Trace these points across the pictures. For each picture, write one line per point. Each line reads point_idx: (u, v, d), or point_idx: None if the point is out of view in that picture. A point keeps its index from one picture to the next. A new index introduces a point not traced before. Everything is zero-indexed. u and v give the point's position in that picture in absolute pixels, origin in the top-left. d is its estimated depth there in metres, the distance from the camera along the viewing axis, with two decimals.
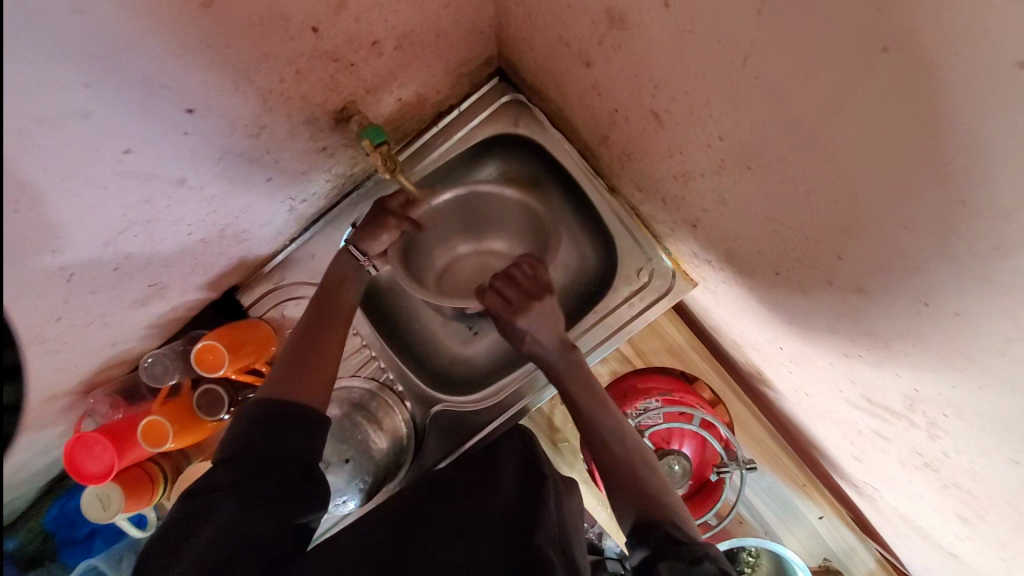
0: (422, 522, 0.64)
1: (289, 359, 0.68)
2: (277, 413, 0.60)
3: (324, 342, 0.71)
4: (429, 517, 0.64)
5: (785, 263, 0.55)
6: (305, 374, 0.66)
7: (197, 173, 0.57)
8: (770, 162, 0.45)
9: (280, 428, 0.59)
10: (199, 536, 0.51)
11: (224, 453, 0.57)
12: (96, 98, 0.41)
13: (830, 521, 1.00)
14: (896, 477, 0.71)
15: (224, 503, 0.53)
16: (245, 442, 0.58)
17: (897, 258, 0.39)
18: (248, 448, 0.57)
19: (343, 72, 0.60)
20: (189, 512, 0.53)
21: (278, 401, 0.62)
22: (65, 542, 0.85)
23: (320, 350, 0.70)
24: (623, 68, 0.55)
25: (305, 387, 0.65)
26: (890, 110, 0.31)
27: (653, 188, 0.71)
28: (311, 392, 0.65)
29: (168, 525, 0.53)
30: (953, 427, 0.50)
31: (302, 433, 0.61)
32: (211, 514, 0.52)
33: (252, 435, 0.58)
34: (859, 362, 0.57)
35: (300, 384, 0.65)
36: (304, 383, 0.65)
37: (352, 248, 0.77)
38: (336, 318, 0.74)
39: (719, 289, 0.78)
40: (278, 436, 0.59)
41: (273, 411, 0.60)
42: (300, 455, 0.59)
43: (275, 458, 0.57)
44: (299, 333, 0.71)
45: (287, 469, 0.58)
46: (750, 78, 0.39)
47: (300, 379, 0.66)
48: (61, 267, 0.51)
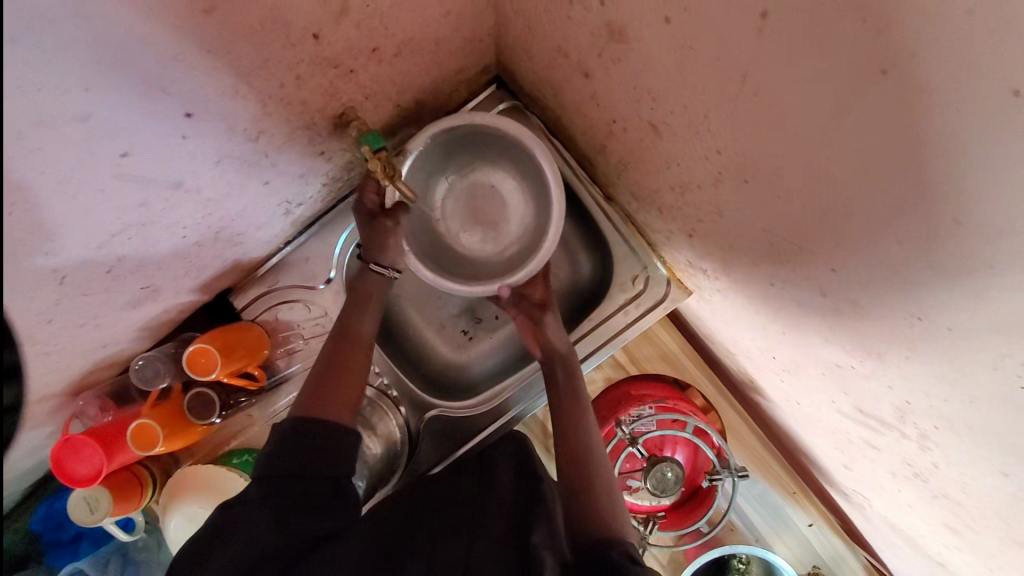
0: (420, 530, 0.64)
1: (317, 378, 0.70)
2: (310, 431, 0.61)
3: (350, 362, 0.73)
4: (435, 521, 0.65)
5: (781, 274, 0.55)
6: (332, 394, 0.68)
7: (195, 176, 0.57)
8: (767, 176, 0.45)
9: (306, 446, 0.60)
10: (234, 550, 0.52)
11: (258, 467, 0.59)
12: (96, 101, 0.41)
13: (819, 528, 1.01)
14: (885, 486, 0.72)
15: (257, 520, 0.54)
16: (273, 460, 0.59)
17: (891, 273, 0.39)
18: (280, 464, 0.58)
19: (343, 78, 0.60)
20: (224, 527, 0.54)
21: (311, 420, 0.63)
22: (50, 544, 0.84)
23: (346, 370, 0.72)
24: (622, 79, 0.55)
25: (331, 406, 0.67)
26: (887, 129, 0.32)
27: (650, 197, 0.72)
28: (337, 410, 0.67)
29: (205, 535, 0.55)
30: (944, 439, 0.51)
31: (328, 450, 0.61)
32: (244, 531, 0.53)
33: (280, 454, 0.59)
34: (852, 373, 0.57)
35: (328, 403, 0.67)
36: (332, 403, 0.67)
37: (374, 265, 0.78)
38: (359, 339, 0.76)
39: (714, 297, 0.79)
40: (309, 452, 0.60)
41: (300, 431, 0.61)
42: (329, 470, 0.60)
43: (306, 475, 0.59)
44: (326, 355, 0.74)
45: (313, 486, 0.58)
46: (749, 94, 0.40)
47: (329, 398, 0.67)
48: (54, 269, 0.51)
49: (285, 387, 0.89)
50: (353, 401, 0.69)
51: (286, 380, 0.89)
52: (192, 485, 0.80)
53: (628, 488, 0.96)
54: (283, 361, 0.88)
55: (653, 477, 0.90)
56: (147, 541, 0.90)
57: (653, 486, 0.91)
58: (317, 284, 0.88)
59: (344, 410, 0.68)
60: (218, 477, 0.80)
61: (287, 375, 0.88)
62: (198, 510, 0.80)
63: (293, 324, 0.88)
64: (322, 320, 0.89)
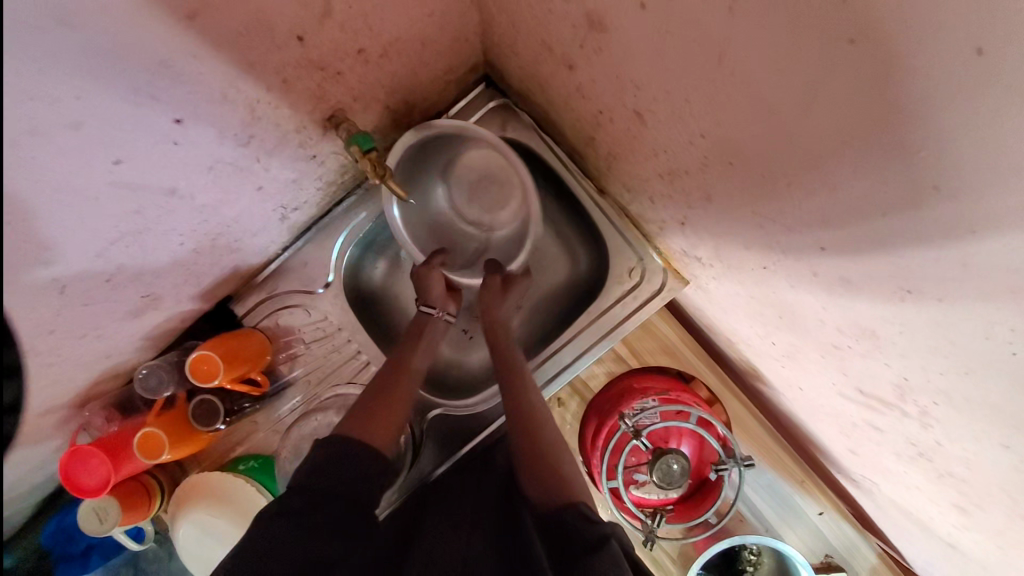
0: (418, 533, 0.64)
1: (360, 407, 0.71)
2: (341, 453, 0.61)
3: (394, 394, 0.73)
4: (426, 527, 0.65)
5: (771, 257, 0.55)
6: (376, 420, 0.69)
7: (188, 182, 0.58)
8: (750, 156, 0.45)
9: (342, 468, 0.60)
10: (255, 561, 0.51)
11: (293, 484, 0.58)
12: (85, 109, 0.42)
13: (830, 517, 1.00)
14: (891, 468, 0.71)
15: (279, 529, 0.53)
16: (313, 477, 0.58)
17: (877, 245, 0.39)
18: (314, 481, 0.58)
19: (330, 81, 0.61)
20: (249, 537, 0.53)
21: (350, 440, 0.63)
22: (61, 559, 0.83)
23: (385, 398, 0.72)
24: (605, 69, 0.56)
25: (375, 430, 0.67)
26: (861, 99, 0.32)
27: (641, 187, 0.72)
28: (380, 435, 0.67)
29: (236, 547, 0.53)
30: (945, 415, 0.50)
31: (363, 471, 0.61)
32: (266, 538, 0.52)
33: (318, 471, 0.59)
34: (849, 352, 0.57)
35: (369, 426, 0.67)
36: (372, 427, 0.67)
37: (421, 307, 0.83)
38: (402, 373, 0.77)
39: (710, 285, 0.79)
40: (346, 474, 0.60)
41: (332, 449, 0.61)
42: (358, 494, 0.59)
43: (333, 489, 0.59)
44: (368, 389, 0.74)
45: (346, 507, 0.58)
46: (725, 73, 0.40)
47: (372, 422, 0.68)
48: (53, 279, 0.51)
49: (287, 392, 0.90)
50: (393, 429, 0.70)
51: (290, 384, 0.90)
52: (201, 493, 0.81)
53: (635, 482, 0.95)
54: (285, 366, 0.89)
55: (658, 469, 0.90)
56: (156, 552, 0.93)
57: (659, 479, 0.90)
58: (317, 288, 0.89)
59: (387, 439, 0.68)
60: (226, 485, 0.81)
61: (291, 379, 0.90)
62: (207, 517, 0.80)
63: (295, 329, 0.89)
64: (323, 325, 0.90)
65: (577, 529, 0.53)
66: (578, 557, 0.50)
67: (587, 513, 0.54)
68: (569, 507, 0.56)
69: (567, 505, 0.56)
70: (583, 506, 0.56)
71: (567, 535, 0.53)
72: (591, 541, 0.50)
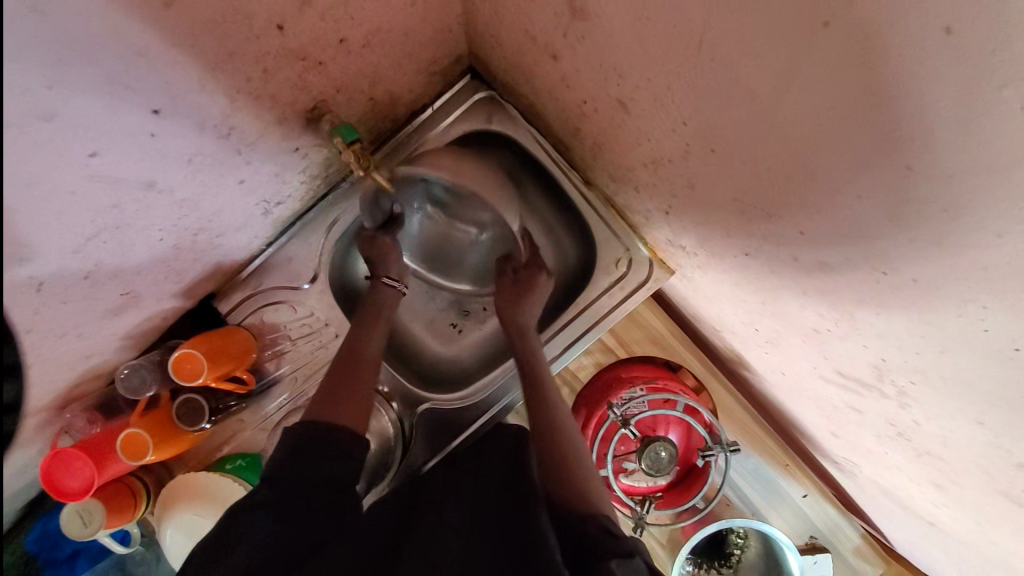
0: (414, 521, 0.63)
1: (326, 387, 0.71)
2: (318, 437, 0.62)
3: (362, 378, 0.74)
4: (421, 515, 0.64)
5: (754, 244, 0.56)
6: (343, 401, 0.69)
7: (167, 175, 0.57)
8: (732, 143, 0.46)
9: (313, 452, 0.61)
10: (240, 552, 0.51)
11: (270, 473, 0.59)
12: (59, 99, 0.41)
13: (814, 499, 1.03)
14: (871, 449, 0.74)
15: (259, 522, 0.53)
16: (286, 464, 0.59)
17: (855, 228, 0.40)
18: (289, 468, 0.59)
19: (311, 71, 0.60)
20: (230, 531, 0.53)
21: (316, 424, 0.64)
22: (47, 564, 0.83)
23: (355, 384, 0.73)
24: (588, 58, 0.56)
25: (339, 413, 0.68)
26: (836, 82, 0.32)
27: (626, 176, 0.73)
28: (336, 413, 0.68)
29: (216, 536, 0.53)
30: (921, 394, 0.52)
31: (336, 454, 0.62)
32: (250, 533, 0.52)
33: (292, 457, 0.60)
34: (829, 336, 0.58)
35: (338, 411, 0.68)
36: (332, 406, 0.68)
37: (386, 278, 0.83)
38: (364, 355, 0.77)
39: (695, 274, 0.80)
40: (319, 457, 0.61)
41: (310, 437, 0.62)
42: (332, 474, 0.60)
43: (331, 482, 0.60)
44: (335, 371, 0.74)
45: (324, 492, 0.59)
46: (705, 60, 0.41)
47: (339, 406, 0.68)
48: (29, 278, 0.50)
49: (275, 389, 0.89)
50: (360, 411, 0.70)
51: (277, 382, 0.89)
52: (187, 494, 0.80)
53: (624, 471, 0.97)
54: (272, 363, 0.89)
55: (646, 457, 0.93)
56: (144, 554, 0.90)
57: (647, 466, 0.93)
58: (302, 284, 0.88)
59: (353, 420, 0.68)
60: (215, 483, 0.80)
61: (277, 377, 0.89)
62: (194, 517, 0.79)
63: (280, 325, 0.88)
64: (309, 321, 0.89)
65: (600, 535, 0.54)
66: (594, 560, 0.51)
67: (610, 526, 0.56)
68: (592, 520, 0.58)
69: (588, 516, 0.58)
70: (605, 520, 0.58)
71: (590, 541, 0.54)
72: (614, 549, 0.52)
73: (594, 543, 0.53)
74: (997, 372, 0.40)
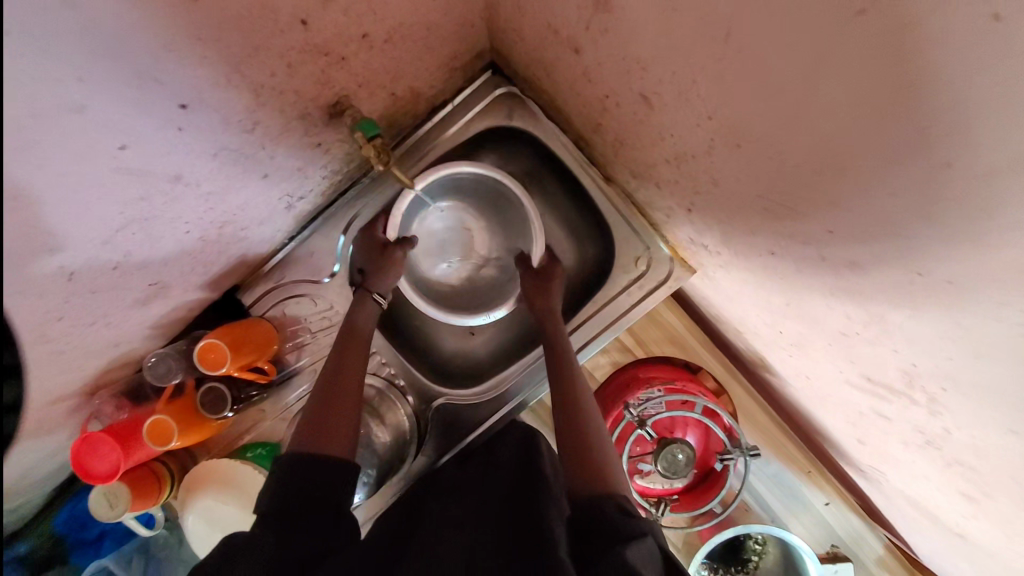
0: (418, 542, 0.62)
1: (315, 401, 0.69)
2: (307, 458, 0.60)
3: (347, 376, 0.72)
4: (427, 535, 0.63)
5: (781, 243, 0.55)
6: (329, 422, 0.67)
7: (193, 169, 0.58)
8: (760, 138, 0.45)
9: (301, 474, 0.58)
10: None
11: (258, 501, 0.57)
12: (89, 92, 0.42)
13: (837, 507, 1.00)
14: (898, 457, 0.71)
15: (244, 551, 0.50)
16: (275, 489, 0.57)
17: (889, 226, 0.39)
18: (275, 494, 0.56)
19: (335, 66, 0.61)
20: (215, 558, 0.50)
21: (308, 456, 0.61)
22: (76, 544, 0.87)
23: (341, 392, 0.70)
24: (611, 51, 0.55)
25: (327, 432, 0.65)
26: (871, 74, 0.31)
27: (647, 173, 0.71)
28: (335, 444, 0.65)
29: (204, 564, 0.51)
30: (953, 401, 0.50)
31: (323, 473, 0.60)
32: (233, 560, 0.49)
33: (283, 482, 0.57)
34: (858, 340, 0.56)
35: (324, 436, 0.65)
36: (328, 429, 0.66)
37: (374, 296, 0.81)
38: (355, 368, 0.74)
39: (717, 274, 0.79)
40: (307, 477, 0.58)
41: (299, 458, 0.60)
42: (322, 498, 0.58)
43: (318, 501, 0.57)
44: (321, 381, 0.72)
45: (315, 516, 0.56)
46: (733, 52, 0.40)
47: (325, 429, 0.65)
48: (60, 267, 0.52)
49: (294, 381, 0.90)
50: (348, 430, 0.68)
51: (296, 374, 0.90)
52: (209, 479, 0.82)
53: (639, 472, 0.96)
54: (292, 355, 0.90)
55: (662, 458, 0.91)
56: (167, 538, 0.94)
57: (663, 468, 0.92)
58: (322, 278, 0.89)
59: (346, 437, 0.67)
60: (234, 471, 0.82)
61: (297, 368, 0.90)
62: (216, 503, 0.82)
63: (301, 318, 0.89)
64: (328, 315, 0.90)
65: (618, 520, 0.53)
66: (611, 547, 0.50)
67: (625, 506, 0.55)
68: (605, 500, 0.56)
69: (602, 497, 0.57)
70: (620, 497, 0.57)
71: (608, 526, 0.53)
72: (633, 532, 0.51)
73: (612, 527, 0.53)
74: None
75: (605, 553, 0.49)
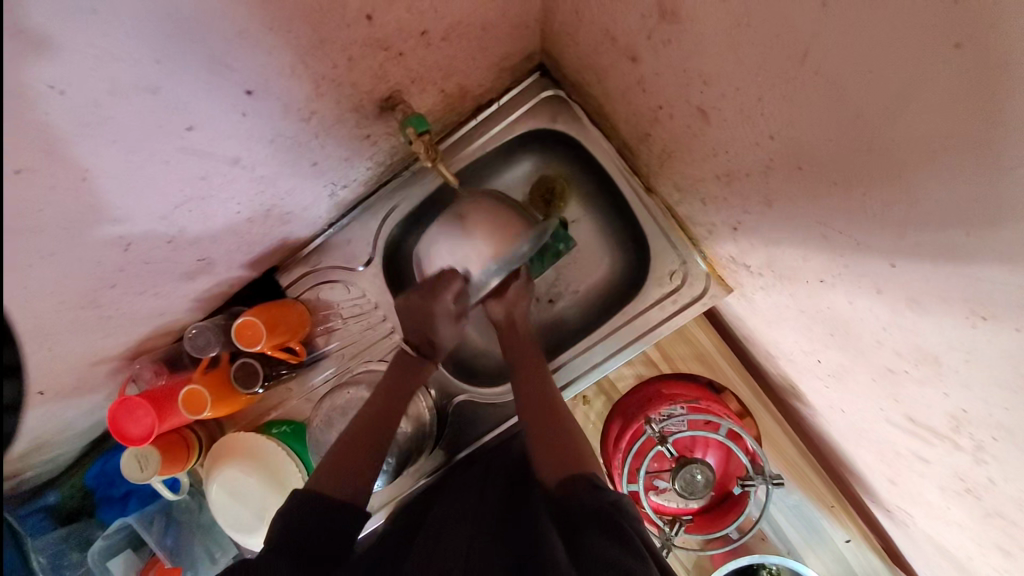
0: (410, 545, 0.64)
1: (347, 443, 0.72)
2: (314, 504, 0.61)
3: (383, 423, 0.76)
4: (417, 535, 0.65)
5: (832, 270, 0.53)
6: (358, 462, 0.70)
7: (250, 153, 0.60)
8: (825, 163, 0.43)
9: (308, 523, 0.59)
10: None
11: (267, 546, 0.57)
12: (163, 74, 0.43)
13: (857, 545, 0.97)
14: (932, 502, 0.68)
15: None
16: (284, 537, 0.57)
17: (959, 265, 0.37)
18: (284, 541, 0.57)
19: (392, 61, 0.61)
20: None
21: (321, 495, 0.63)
22: (103, 499, 0.93)
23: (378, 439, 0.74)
24: (672, 62, 0.54)
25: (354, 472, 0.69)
26: (961, 108, 0.29)
27: (693, 187, 0.70)
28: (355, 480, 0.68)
29: None
30: (1002, 451, 0.47)
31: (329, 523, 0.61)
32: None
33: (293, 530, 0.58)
34: (904, 378, 0.54)
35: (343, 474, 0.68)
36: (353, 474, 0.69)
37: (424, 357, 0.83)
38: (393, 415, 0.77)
39: (755, 295, 0.77)
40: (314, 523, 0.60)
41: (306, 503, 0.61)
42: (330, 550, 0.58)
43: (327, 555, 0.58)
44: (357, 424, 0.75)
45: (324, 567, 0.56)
46: (808, 73, 0.38)
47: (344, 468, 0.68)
48: (120, 236, 0.55)
49: (323, 363, 0.92)
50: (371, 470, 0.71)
51: (326, 356, 0.92)
52: (236, 452, 0.85)
53: (655, 488, 0.94)
54: (322, 338, 0.92)
55: (680, 478, 0.88)
56: (189, 502, 0.98)
57: (680, 488, 0.88)
58: (357, 265, 0.91)
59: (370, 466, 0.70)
60: (260, 447, 0.85)
61: (326, 352, 0.92)
62: (240, 475, 0.84)
63: (334, 304, 0.91)
64: (361, 302, 0.92)
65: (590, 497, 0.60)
66: (587, 520, 0.57)
67: (594, 481, 0.63)
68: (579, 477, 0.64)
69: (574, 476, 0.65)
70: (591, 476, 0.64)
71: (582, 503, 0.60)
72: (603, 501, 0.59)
73: (586, 503, 0.59)
74: None
75: (582, 528, 0.56)
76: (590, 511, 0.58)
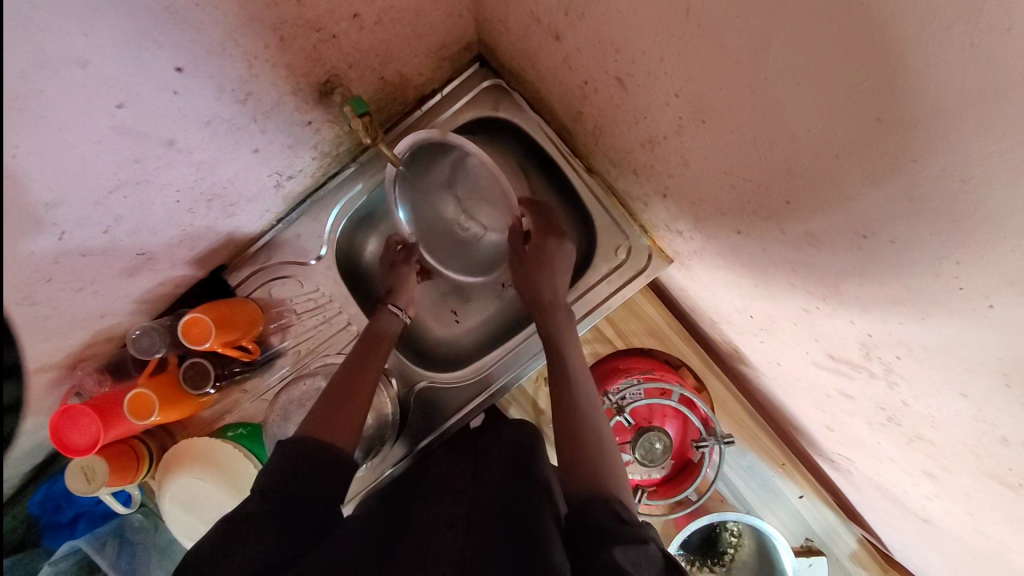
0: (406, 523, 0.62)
1: (326, 402, 0.72)
2: (317, 456, 0.62)
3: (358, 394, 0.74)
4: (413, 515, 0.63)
5: (746, 221, 0.58)
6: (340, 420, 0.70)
7: (186, 135, 0.60)
8: (720, 112, 0.48)
9: (312, 474, 0.61)
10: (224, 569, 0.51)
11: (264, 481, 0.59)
12: (91, 47, 0.44)
13: (810, 500, 1.02)
14: (866, 440, 0.73)
15: (260, 532, 0.54)
16: (282, 476, 0.59)
17: (833, 189, 0.42)
18: (281, 479, 0.58)
19: (326, 44, 0.64)
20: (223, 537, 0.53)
21: (316, 442, 0.64)
22: (48, 527, 0.86)
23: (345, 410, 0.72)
24: (588, 34, 0.58)
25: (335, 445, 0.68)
26: (808, 36, 0.34)
27: (625, 160, 0.75)
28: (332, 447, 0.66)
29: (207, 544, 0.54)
30: (906, 369, 0.52)
31: (331, 472, 0.63)
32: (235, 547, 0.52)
33: (292, 474, 0.59)
34: (819, 316, 0.59)
35: (332, 424, 0.69)
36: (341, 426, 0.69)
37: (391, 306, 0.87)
38: (359, 378, 0.77)
39: (692, 263, 0.82)
40: (310, 474, 0.61)
41: (306, 453, 0.62)
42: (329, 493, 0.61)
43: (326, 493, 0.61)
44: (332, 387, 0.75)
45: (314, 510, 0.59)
46: (693, 27, 0.43)
47: (334, 419, 0.69)
48: (53, 224, 0.54)
49: (278, 361, 0.91)
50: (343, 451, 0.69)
51: (280, 354, 0.91)
52: (190, 458, 0.82)
53: None
54: (276, 336, 0.91)
55: (640, 446, 0.93)
56: (143, 521, 0.94)
57: (641, 455, 0.94)
58: (309, 259, 0.91)
59: None
60: (214, 449, 0.82)
61: (281, 350, 0.91)
62: (193, 480, 0.82)
63: (286, 299, 0.90)
64: (314, 296, 0.91)
65: (614, 522, 0.55)
66: (602, 545, 0.52)
67: (621, 512, 0.56)
68: (602, 502, 0.58)
69: (600, 500, 0.58)
70: (616, 505, 0.58)
71: (604, 526, 0.54)
72: (624, 534, 0.53)
73: (607, 528, 0.54)
74: (988, 339, 0.40)
75: (595, 550, 0.51)
76: (609, 535, 0.53)
